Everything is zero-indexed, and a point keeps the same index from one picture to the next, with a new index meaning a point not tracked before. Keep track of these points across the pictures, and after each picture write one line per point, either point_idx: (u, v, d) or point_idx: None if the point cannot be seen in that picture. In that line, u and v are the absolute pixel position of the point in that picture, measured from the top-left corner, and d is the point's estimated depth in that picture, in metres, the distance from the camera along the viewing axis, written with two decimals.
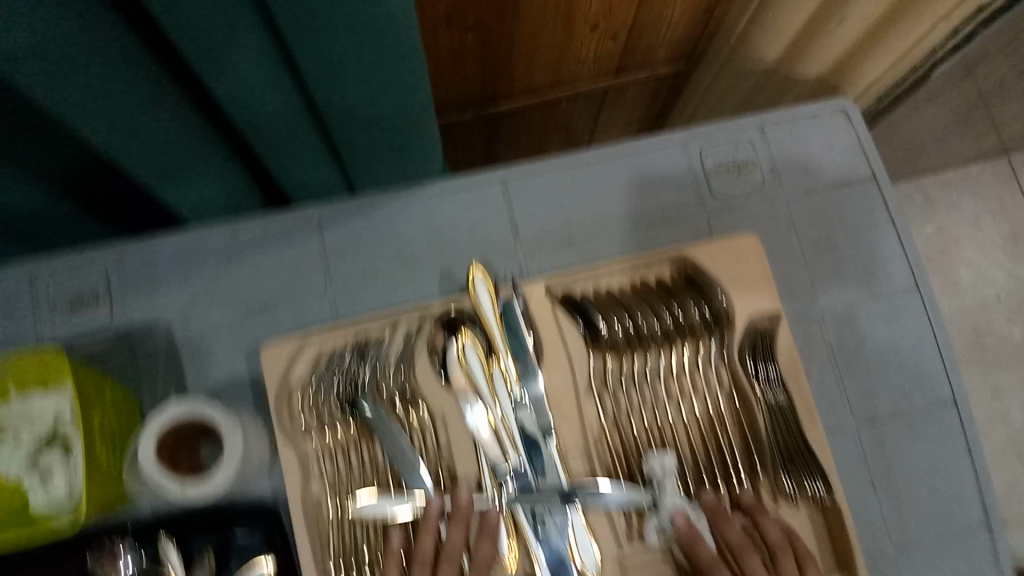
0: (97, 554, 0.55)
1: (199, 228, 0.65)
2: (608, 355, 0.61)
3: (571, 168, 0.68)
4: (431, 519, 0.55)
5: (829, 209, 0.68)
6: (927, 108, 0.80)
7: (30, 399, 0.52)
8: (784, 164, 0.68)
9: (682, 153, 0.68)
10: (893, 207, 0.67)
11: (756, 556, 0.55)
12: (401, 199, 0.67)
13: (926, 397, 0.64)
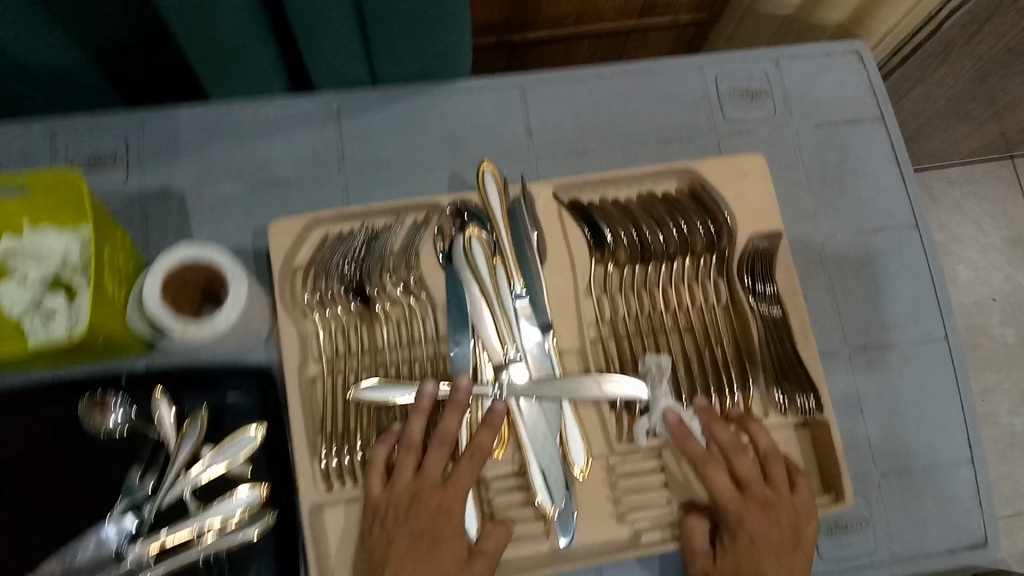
0: (89, 403, 0.59)
1: (223, 103, 0.69)
2: (610, 263, 0.62)
3: (594, 82, 0.74)
4: (423, 407, 0.56)
5: (837, 139, 0.74)
6: (933, 74, 0.83)
7: (43, 238, 0.56)
8: (795, 95, 0.75)
9: (700, 77, 0.75)
10: (897, 145, 0.74)
11: (747, 459, 0.58)
12: (419, 92, 0.71)
13: (920, 332, 0.69)
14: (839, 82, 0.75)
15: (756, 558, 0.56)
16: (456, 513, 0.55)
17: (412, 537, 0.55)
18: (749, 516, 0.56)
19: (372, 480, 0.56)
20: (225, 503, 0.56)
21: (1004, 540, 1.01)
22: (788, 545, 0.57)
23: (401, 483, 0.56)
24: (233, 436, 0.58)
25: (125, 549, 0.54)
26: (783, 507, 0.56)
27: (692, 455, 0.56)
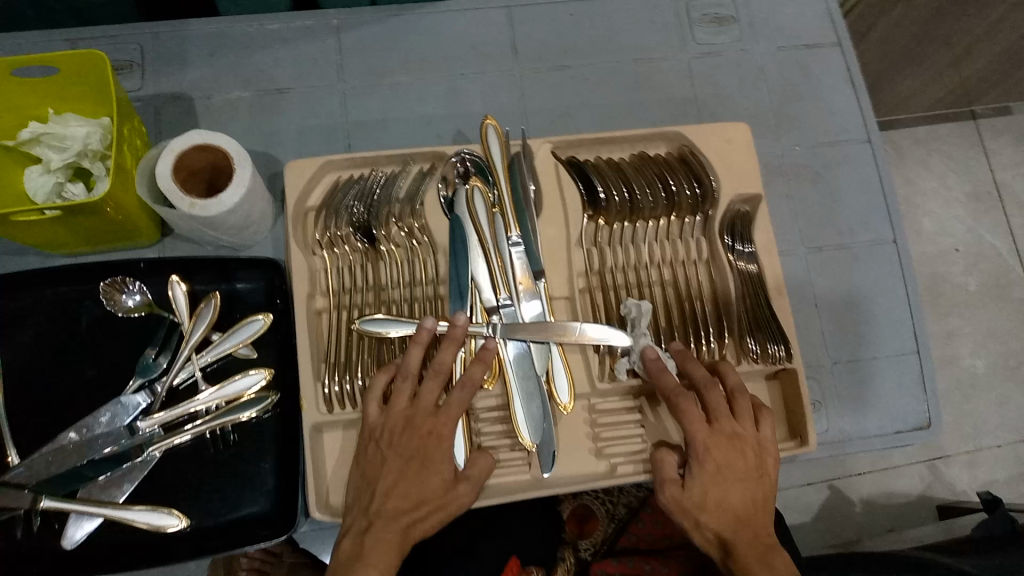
0: (111, 283, 0.63)
1: (232, 15, 0.71)
2: (602, 218, 0.65)
3: (569, 2, 0.75)
4: (421, 338, 0.58)
5: (800, 63, 0.76)
6: (892, 13, 0.86)
7: (67, 128, 0.60)
8: (760, 20, 0.76)
9: (669, 2, 0.76)
10: (853, 68, 0.76)
11: (719, 392, 0.60)
12: (413, 14, 0.73)
13: (871, 236, 0.72)
14: (799, 10, 0.77)
15: (724, 485, 0.59)
16: (445, 438, 0.58)
17: (404, 458, 0.57)
18: (720, 448, 0.59)
19: (370, 406, 0.59)
20: (230, 386, 0.61)
21: (964, 472, 1.06)
22: (754, 475, 0.60)
23: (396, 410, 0.58)
24: (243, 326, 0.62)
25: (137, 422, 0.59)
26: (750, 440, 0.59)
27: (670, 390, 0.59)
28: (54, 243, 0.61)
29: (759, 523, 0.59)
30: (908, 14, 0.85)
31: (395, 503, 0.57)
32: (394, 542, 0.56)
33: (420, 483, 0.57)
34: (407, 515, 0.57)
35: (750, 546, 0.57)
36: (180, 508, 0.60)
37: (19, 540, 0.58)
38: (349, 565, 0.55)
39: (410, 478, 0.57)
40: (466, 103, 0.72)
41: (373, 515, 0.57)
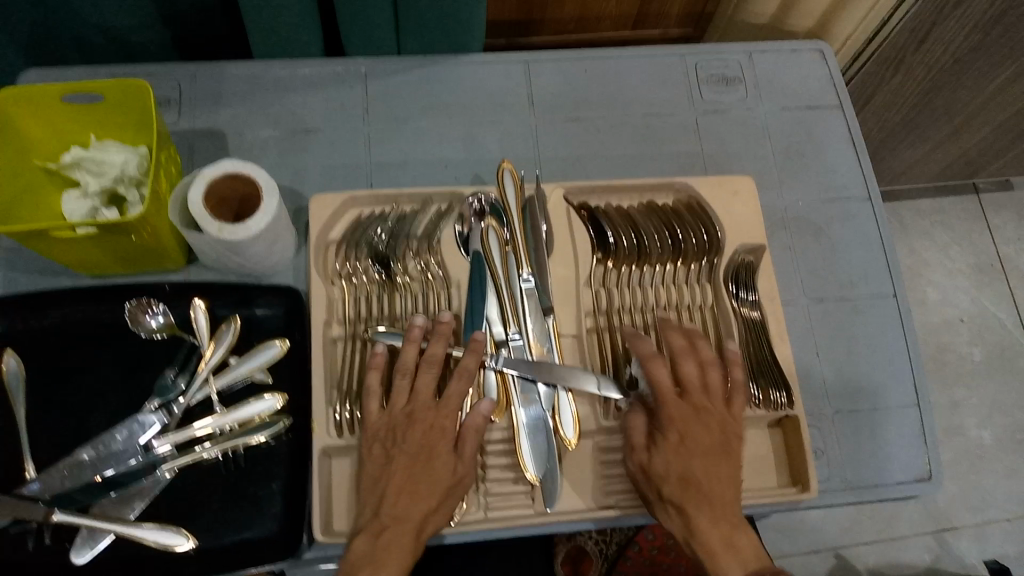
0: (135, 305, 0.65)
1: (266, 60, 0.76)
2: (610, 262, 0.68)
3: (585, 60, 0.80)
4: (414, 336, 0.62)
5: (802, 123, 0.80)
6: (893, 83, 0.90)
7: (107, 154, 0.63)
8: (766, 83, 0.81)
9: (680, 62, 0.81)
10: (853, 130, 0.80)
11: (689, 363, 0.62)
12: (437, 65, 0.78)
13: (872, 290, 0.74)
14: (803, 75, 0.82)
15: (685, 458, 0.59)
16: (448, 430, 0.60)
17: (410, 454, 0.59)
18: (685, 421, 0.60)
19: (371, 403, 0.61)
20: (245, 409, 0.62)
21: (973, 546, 1.04)
22: (722, 455, 0.60)
23: (397, 408, 0.61)
24: (259, 350, 0.64)
25: (153, 440, 0.61)
26: (715, 415, 0.60)
27: (644, 354, 0.60)
28: (83, 263, 0.64)
29: (724, 496, 0.59)
30: (906, 83, 0.89)
31: (405, 501, 0.57)
32: (408, 538, 0.56)
33: (428, 477, 0.58)
34: (419, 511, 0.57)
35: (714, 525, 0.57)
36: (189, 528, 0.60)
37: (28, 552, 0.58)
38: (361, 563, 0.55)
39: (417, 473, 0.58)
40: (483, 149, 0.75)
41: (383, 518, 0.57)
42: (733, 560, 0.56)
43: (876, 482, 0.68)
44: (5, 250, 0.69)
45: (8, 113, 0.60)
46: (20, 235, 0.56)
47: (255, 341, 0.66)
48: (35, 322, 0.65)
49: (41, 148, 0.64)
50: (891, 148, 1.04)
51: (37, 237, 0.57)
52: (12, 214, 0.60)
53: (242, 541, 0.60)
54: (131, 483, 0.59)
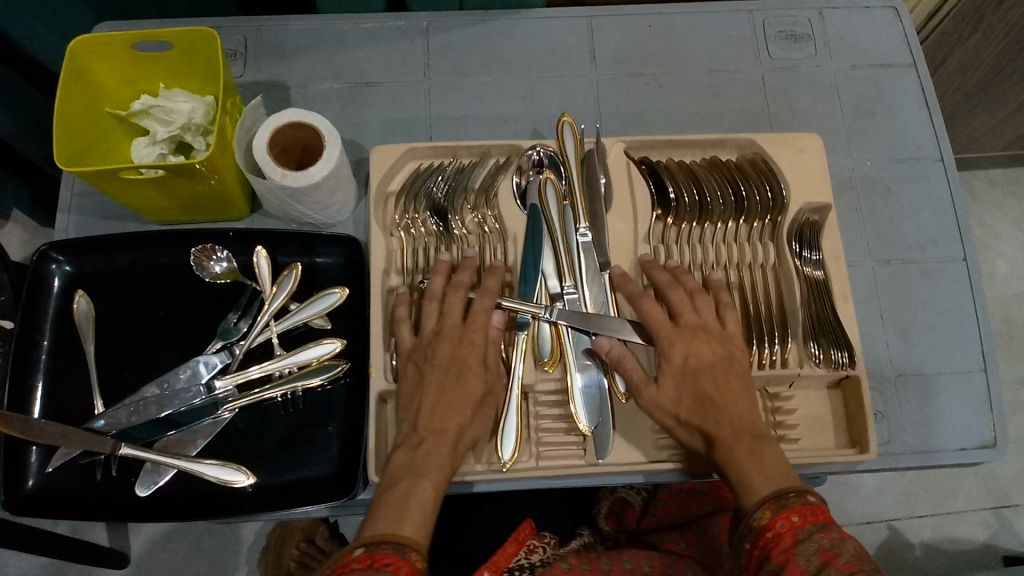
0: (199, 251, 0.67)
1: (330, 15, 0.76)
2: (671, 218, 0.67)
3: (648, 15, 0.79)
4: (443, 267, 0.63)
5: (873, 81, 0.77)
6: (970, 43, 0.86)
7: (175, 103, 0.64)
8: (835, 40, 0.79)
9: (747, 18, 0.79)
10: (927, 89, 0.77)
11: (678, 290, 0.61)
12: (499, 20, 0.78)
13: (940, 252, 0.72)
14: (874, 33, 0.79)
15: (695, 378, 0.58)
16: (477, 343, 0.59)
17: (441, 367, 0.58)
18: (684, 341, 0.59)
19: (403, 330, 0.61)
20: (304, 353, 0.64)
21: None
22: (735, 376, 0.58)
23: (428, 329, 0.61)
24: (319, 298, 0.65)
25: (214, 380, 0.63)
26: (710, 332, 0.59)
27: (633, 293, 0.61)
28: (151, 208, 0.66)
29: (739, 417, 0.56)
30: (984, 43, 0.85)
31: (440, 414, 0.57)
32: (445, 449, 0.55)
33: (461, 390, 0.58)
34: (456, 424, 0.57)
35: (735, 439, 0.55)
36: (249, 466, 0.62)
37: (97, 483, 0.62)
38: (403, 471, 0.54)
39: (449, 388, 0.58)
40: (543, 104, 0.75)
41: (420, 432, 0.56)
42: (758, 472, 0.53)
43: (940, 447, 0.66)
44: (80, 198, 0.72)
45: (81, 62, 0.61)
46: (92, 179, 0.58)
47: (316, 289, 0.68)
48: (105, 266, 0.67)
49: (113, 95, 0.65)
50: (964, 112, 1.00)
51: (107, 180, 0.59)
52: (85, 160, 0.62)
53: (300, 479, 0.63)
54: (194, 421, 0.62)
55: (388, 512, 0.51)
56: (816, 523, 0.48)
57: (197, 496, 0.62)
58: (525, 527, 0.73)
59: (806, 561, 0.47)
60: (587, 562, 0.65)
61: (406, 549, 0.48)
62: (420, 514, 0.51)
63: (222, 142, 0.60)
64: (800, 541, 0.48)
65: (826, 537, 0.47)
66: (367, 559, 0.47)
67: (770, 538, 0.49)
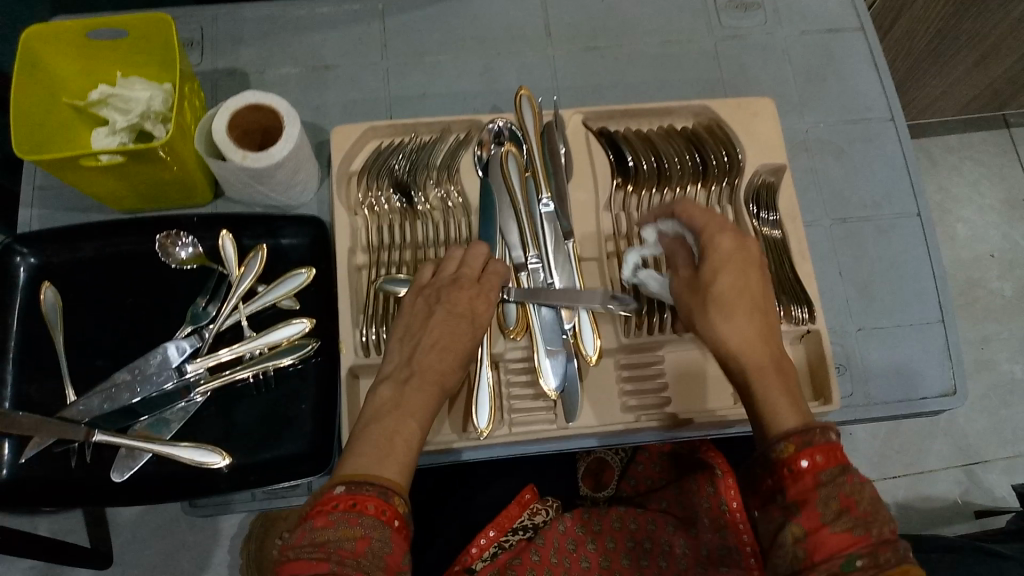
0: (164, 237, 0.67)
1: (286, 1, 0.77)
2: (631, 185, 0.67)
3: None
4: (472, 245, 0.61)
5: (823, 46, 0.79)
6: (916, 5, 0.88)
7: (133, 92, 0.65)
8: (785, 7, 0.80)
9: None
10: (875, 50, 0.79)
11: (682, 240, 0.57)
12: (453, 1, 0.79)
13: (894, 208, 0.74)
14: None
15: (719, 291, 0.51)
16: (490, 301, 0.58)
17: (453, 311, 0.56)
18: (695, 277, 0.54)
19: (425, 270, 0.61)
20: (273, 333, 0.64)
21: (1005, 478, 1.04)
22: (745, 292, 0.51)
23: (445, 273, 0.59)
24: (287, 278, 0.66)
25: (186, 364, 0.63)
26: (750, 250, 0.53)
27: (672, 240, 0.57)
28: (112, 196, 0.66)
29: (745, 334, 0.49)
30: (929, 5, 0.87)
31: (437, 355, 0.55)
32: (433, 390, 0.53)
33: (462, 339, 0.56)
34: (448, 368, 0.55)
35: (756, 348, 0.49)
36: (224, 446, 0.63)
37: (73, 471, 0.62)
38: (388, 407, 0.51)
39: (457, 332, 0.56)
40: (501, 81, 0.76)
41: (412, 367, 0.54)
42: (784, 404, 0.45)
43: (904, 396, 0.68)
44: (44, 192, 0.72)
45: (35, 52, 0.61)
46: (51, 166, 0.58)
47: (282, 270, 0.68)
48: (71, 256, 0.67)
49: (70, 86, 0.65)
50: (917, 76, 1.02)
51: (67, 168, 0.59)
52: (44, 150, 0.62)
53: (274, 457, 0.63)
54: (166, 406, 0.62)
55: (369, 452, 0.47)
56: (839, 466, 0.42)
57: (172, 478, 0.62)
58: (527, 490, 0.69)
59: (824, 506, 0.40)
60: (581, 526, 0.66)
61: (389, 494, 0.44)
62: (404, 457, 0.48)
63: (181, 125, 0.61)
64: (822, 484, 0.41)
65: (849, 483, 0.41)
66: (349, 500, 0.43)
67: (790, 475, 0.42)
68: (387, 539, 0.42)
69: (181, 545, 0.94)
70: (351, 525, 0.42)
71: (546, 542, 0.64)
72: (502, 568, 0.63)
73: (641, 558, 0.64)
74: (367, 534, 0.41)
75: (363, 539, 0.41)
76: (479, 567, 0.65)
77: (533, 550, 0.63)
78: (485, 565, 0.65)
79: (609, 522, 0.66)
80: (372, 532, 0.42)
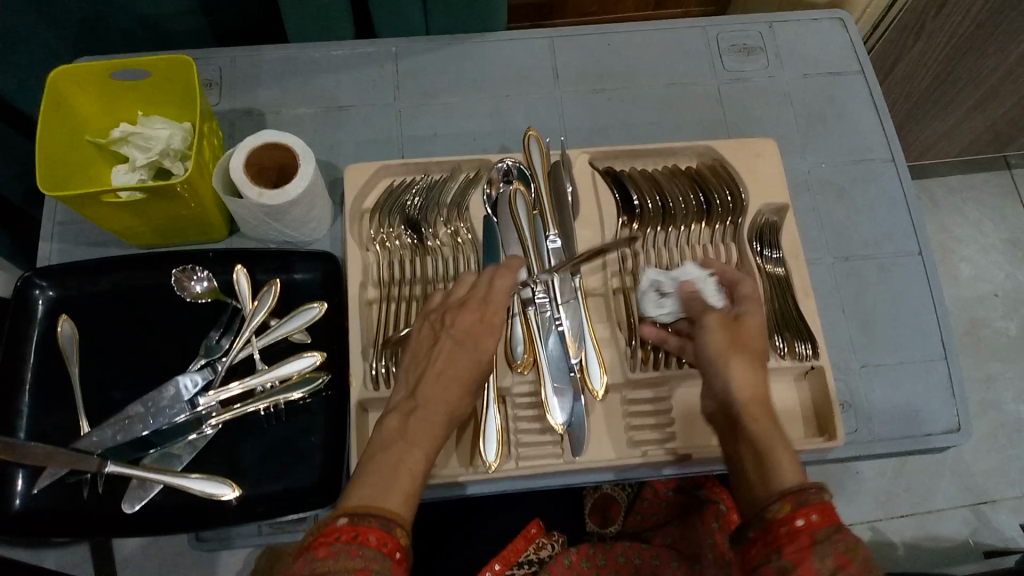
0: (180, 271, 0.69)
1: (302, 44, 0.80)
2: (636, 224, 0.69)
3: (607, 34, 0.82)
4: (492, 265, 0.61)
5: (824, 88, 0.81)
6: (915, 50, 0.90)
7: (153, 130, 0.67)
8: (788, 50, 0.82)
9: (701, 34, 0.83)
10: (875, 93, 0.81)
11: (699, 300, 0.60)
12: (464, 45, 0.81)
13: (895, 247, 0.75)
14: (824, 43, 0.83)
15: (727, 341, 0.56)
16: (496, 326, 0.57)
17: (458, 337, 0.56)
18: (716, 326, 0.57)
19: (436, 294, 0.60)
20: (285, 367, 0.65)
21: (1012, 518, 1.03)
22: (759, 351, 0.55)
23: (456, 298, 0.59)
24: (299, 312, 0.67)
25: (198, 397, 0.64)
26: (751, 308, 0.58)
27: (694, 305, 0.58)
28: (130, 231, 0.68)
29: (757, 386, 0.53)
30: (928, 50, 0.89)
31: (442, 383, 0.54)
32: (441, 419, 0.53)
33: (469, 367, 0.55)
34: (455, 397, 0.54)
35: (756, 403, 0.51)
36: (234, 477, 0.64)
37: (86, 501, 0.62)
38: (392, 439, 0.51)
39: (463, 359, 0.55)
40: (509, 121, 0.78)
41: (419, 397, 0.53)
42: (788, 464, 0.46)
43: (907, 432, 0.69)
44: (63, 227, 0.74)
45: (61, 90, 0.63)
46: (73, 202, 0.59)
47: (294, 304, 0.69)
48: (87, 289, 0.68)
49: (93, 124, 0.68)
50: (918, 118, 1.04)
51: (88, 204, 0.60)
52: (67, 186, 0.64)
53: (284, 489, 0.64)
54: (176, 438, 0.63)
55: (373, 481, 0.47)
56: (833, 525, 0.42)
57: (182, 508, 0.63)
58: (533, 524, 0.71)
59: (820, 563, 0.41)
60: (586, 560, 0.68)
61: (390, 524, 0.44)
62: (407, 485, 0.47)
63: (200, 163, 0.63)
64: (817, 542, 0.41)
65: (845, 540, 0.41)
66: (351, 531, 0.43)
67: (787, 536, 0.43)
68: (387, 571, 0.42)
69: None
70: (352, 556, 0.42)
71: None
72: None
73: None
74: (367, 565, 0.41)
75: (363, 570, 0.41)
76: None
77: None
78: None
79: (613, 557, 0.68)
80: (372, 563, 0.41)
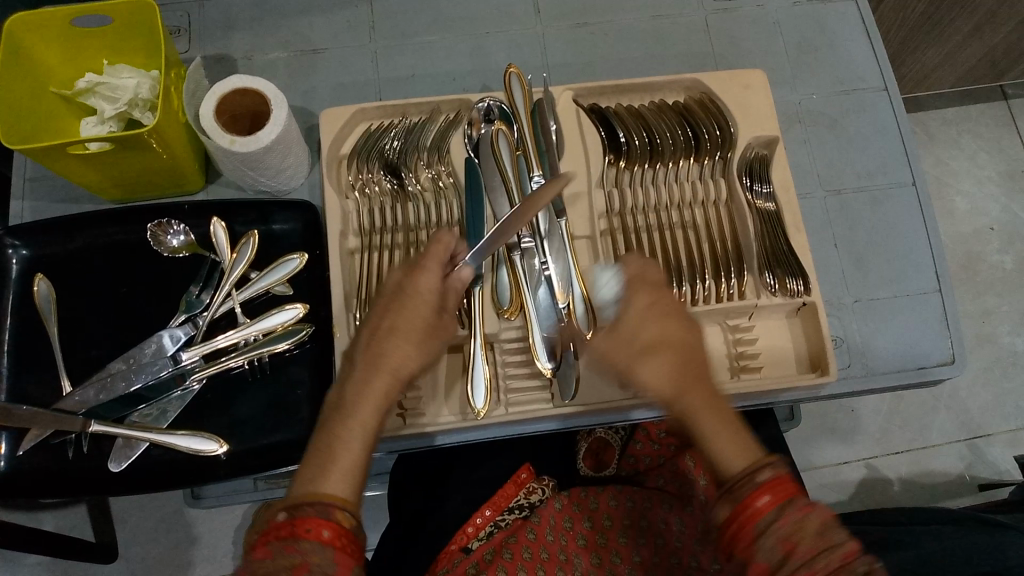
0: (155, 225, 0.67)
1: None
2: (623, 161, 0.67)
3: None
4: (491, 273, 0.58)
5: (815, 17, 0.79)
6: None
7: (121, 80, 0.64)
8: None
9: None
10: (868, 19, 0.78)
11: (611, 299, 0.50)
12: None
13: (889, 179, 0.73)
14: None
15: (637, 327, 0.48)
16: (430, 271, 0.50)
17: (388, 292, 0.50)
18: (646, 287, 0.49)
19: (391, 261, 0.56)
20: (268, 320, 0.64)
21: (1007, 451, 1.03)
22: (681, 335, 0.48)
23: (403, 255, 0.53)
24: (279, 264, 0.66)
25: (180, 353, 0.62)
26: (644, 288, 0.49)
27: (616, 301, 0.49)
28: (101, 184, 0.66)
29: (682, 347, 0.47)
30: None
31: (381, 340, 0.48)
32: (387, 382, 0.47)
33: (411, 317, 0.49)
34: (401, 352, 0.48)
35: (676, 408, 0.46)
36: (220, 434, 0.63)
37: (70, 461, 0.62)
38: (334, 411, 0.46)
39: (402, 312, 0.49)
40: (489, 61, 0.76)
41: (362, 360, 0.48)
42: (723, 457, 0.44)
43: (898, 368, 0.68)
44: (35, 184, 0.72)
45: (19, 40, 0.61)
46: (37, 156, 0.57)
47: (274, 255, 0.68)
48: (62, 247, 0.67)
49: (56, 75, 0.65)
50: (911, 47, 1.01)
51: (54, 158, 0.58)
52: (32, 141, 0.62)
53: (272, 444, 0.63)
54: (163, 395, 0.62)
55: (311, 468, 0.43)
56: (776, 505, 0.40)
57: (169, 465, 0.62)
58: (524, 470, 0.70)
59: (767, 554, 0.40)
60: (578, 503, 0.66)
61: (332, 511, 0.41)
62: (348, 467, 0.43)
63: (167, 110, 0.60)
64: (758, 535, 0.40)
65: (787, 524, 0.40)
66: (288, 525, 0.40)
67: (743, 517, 0.41)
68: (328, 561, 0.39)
69: (184, 535, 0.94)
70: (289, 551, 0.39)
71: (542, 520, 0.63)
72: (498, 547, 0.62)
73: (638, 537, 0.65)
74: (306, 557, 0.38)
75: (302, 563, 0.38)
76: (474, 547, 0.64)
77: (530, 529, 0.63)
78: (480, 544, 0.64)
79: (606, 500, 0.66)
80: (311, 556, 0.39)
